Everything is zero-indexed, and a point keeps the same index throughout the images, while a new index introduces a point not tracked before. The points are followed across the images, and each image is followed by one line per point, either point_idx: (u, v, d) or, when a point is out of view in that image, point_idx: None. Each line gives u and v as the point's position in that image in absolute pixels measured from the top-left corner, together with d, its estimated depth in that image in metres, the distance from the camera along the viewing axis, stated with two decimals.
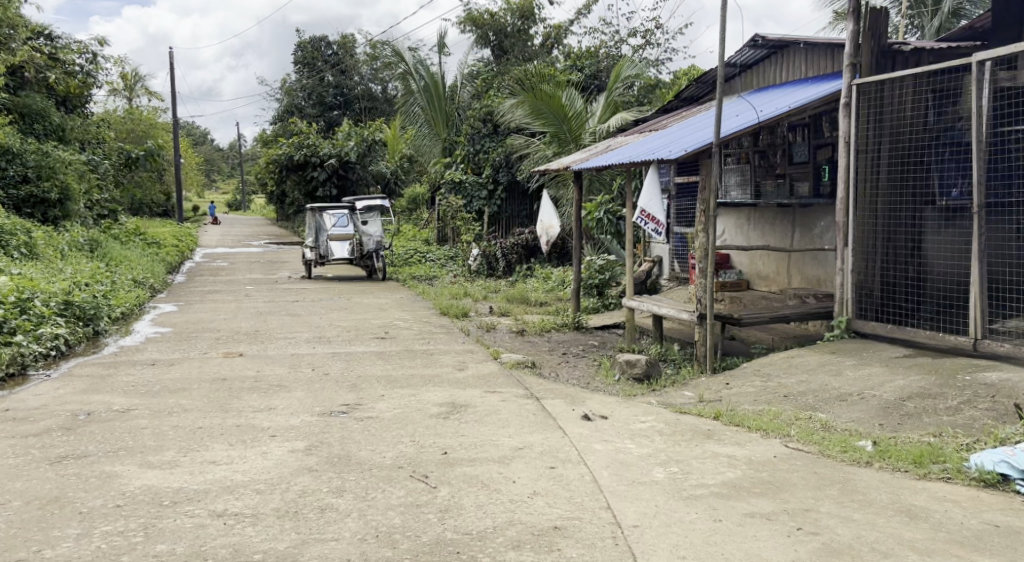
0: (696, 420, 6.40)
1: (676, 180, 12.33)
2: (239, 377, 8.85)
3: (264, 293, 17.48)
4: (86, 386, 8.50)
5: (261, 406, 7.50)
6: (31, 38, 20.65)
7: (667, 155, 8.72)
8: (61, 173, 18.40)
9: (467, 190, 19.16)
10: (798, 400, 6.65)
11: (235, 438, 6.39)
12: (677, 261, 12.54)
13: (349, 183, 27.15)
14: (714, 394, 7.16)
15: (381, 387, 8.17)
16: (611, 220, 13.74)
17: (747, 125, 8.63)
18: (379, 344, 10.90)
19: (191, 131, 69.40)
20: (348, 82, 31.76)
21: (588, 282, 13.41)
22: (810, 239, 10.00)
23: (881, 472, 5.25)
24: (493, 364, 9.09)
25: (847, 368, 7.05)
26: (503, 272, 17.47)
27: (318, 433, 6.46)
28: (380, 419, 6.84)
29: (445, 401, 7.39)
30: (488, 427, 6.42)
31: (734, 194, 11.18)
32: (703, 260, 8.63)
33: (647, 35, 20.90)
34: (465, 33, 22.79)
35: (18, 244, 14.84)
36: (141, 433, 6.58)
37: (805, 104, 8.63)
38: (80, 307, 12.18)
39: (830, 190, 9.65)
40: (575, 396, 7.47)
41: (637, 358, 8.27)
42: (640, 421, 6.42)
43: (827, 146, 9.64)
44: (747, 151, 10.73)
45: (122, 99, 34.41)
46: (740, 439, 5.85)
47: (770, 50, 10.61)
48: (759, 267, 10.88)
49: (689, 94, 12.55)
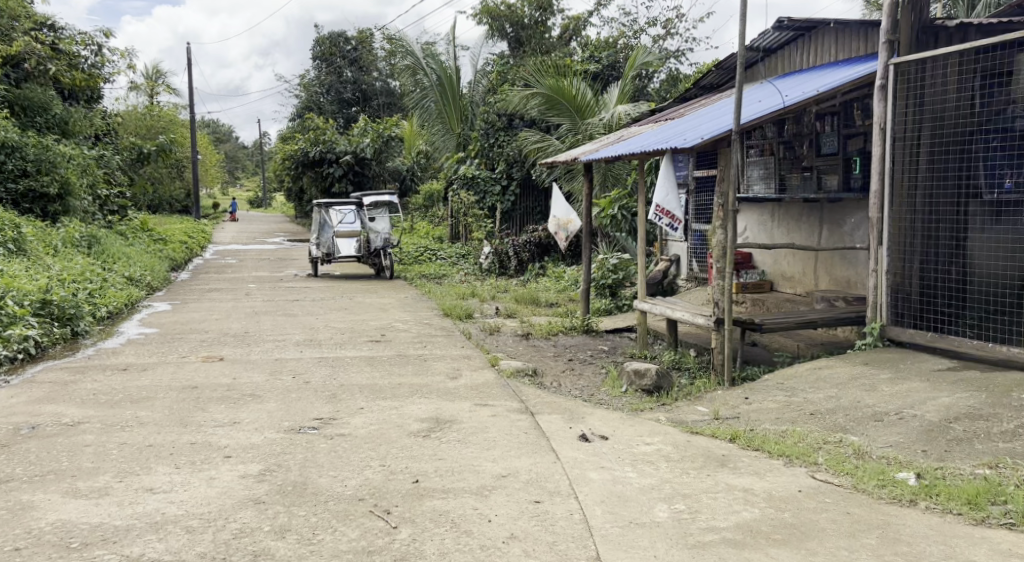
0: (708, 442, 5.58)
1: (694, 174, 11.50)
2: (211, 386, 8.12)
3: (264, 291, 16.77)
4: (43, 395, 7.82)
5: (224, 419, 6.75)
6: (34, 29, 19.90)
7: (682, 144, 7.89)
8: (61, 168, 17.78)
9: (480, 185, 18.36)
10: (826, 419, 5.80)
11: (183, 460, 5.65)
12: (695, 260, 11.66)
13: (364, 179, 26.53)
14: (731, 411, 6.33)
15: (362, 398, 7.39)
16: (626, 216, 13.05)
17: (771, 110, 7.78)
18: (371, 348, 10.14)
19: (216, 127, 69.22)
20: (366, 77, 31.07)
21: (599, 282, 12.55)
22: (838, 237, 9.18)
23: (928, 515, 4.41)
24: (488, 373, 8.28)
25: (883, 383, 6.18)
26: (515, 271, 16.65)
27: (278, 454, 5.70)
28: (352, 437, 6.07)
29: (429, 416, 6.59)
30: (471, 449, 5.62)
31: (757, 189, 10.25)
32: (721, 259, 7.81)
33: (668, 25, 19.98)
34: (481, 25, 21.94)
35: (5, 239, 14.21)
36: (80, 452, 5.85)
37: (835, 87, 7.76)
38: (60, 307, 11.51)
39: (862, 184, 8.82)
40: (573, 411, 6.66)
41: (646, 368, 7.46)
42: (645, 443, 5.60)
43: (860, 135, 8.80)
44: (772, 142, 9.81)
45: (143, 95, 34.01)
46: (760, 468, 5.02)
47: (798, 33, 9.73)
48: (783, 266, 10.00)
49: (709, 81, 11.69)
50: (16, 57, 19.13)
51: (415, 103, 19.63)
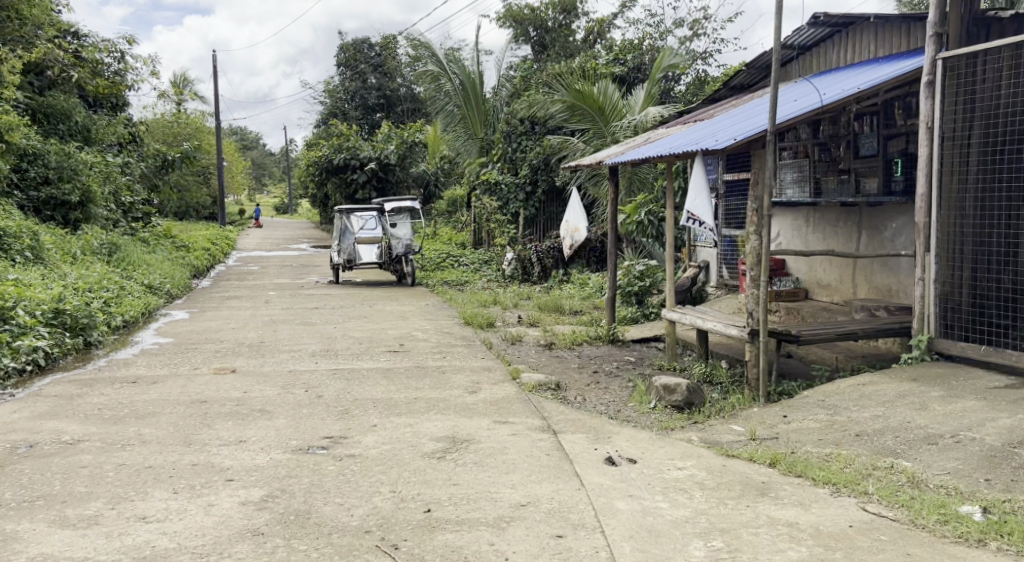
0: (745, 466, 5.18)
1: (724, 177, 11.04)
2: (220, 400, 7.78)
3: (284, 299, 16.45)
4: (47, 410, 7.52)
5: (230, 437, 6.40)
6: (57, 36, 19.50)
7: (714, 144, 7.48)
8: (83, 175, 17.55)
9: (503, 192, 18.09)
10: (873, 441, 5.37)
11: (182, 484, 5.29)
12: (725, 267, 11.21)
13: (388, 185, 26.21)
14: (768, 431, 5.90)
15: (376, 414, 7.01)
16: (652, 222, 12.51)
17: (808, 108, 7.32)
18: (388, 358, 9.77)
19: (244, 134, 69.37)
20: (390, 83, 30.72)
21: (625, 290, 12.10)
22: (879, 242, 8.70)
23: (999, 558, 4.07)
24: (509, 387, 7.87)
25: (934, 402, 5.74)
26: (538, 277, 16.27)
27: (283, 478, 5.34)
28: (363, 458, 5.70)
29: (445, 435, 6.20)
30: (488, 473, 5.24)
31: (791, 192, 9.76)
32: (755, 267, 7.37)
33: (694, 26, 19.56)
34: (505, 29, 21.61)
35: (23, 247, 13.99)
36: (75, 474, 5.52)
37: (878, 85, 7.28)
38: (73, 317, 11.25)
39: (904, 187, 8.33)
40: (598, 430, 6.24)
41: (676, 383, 7.05)
42: (677, 467, 5.20)
43: (902, 136, 8.31)
44: (807, 144, 9.36)
45: (169, 102, 33.97)
46: (804, 499, 4.65)
47: (834, 29, 9.26)
48: (819, 273, 9.52)
49: (740, 81, 11.23)
50: (39, 65, 18.96)
51: (437, 108, 19.27)
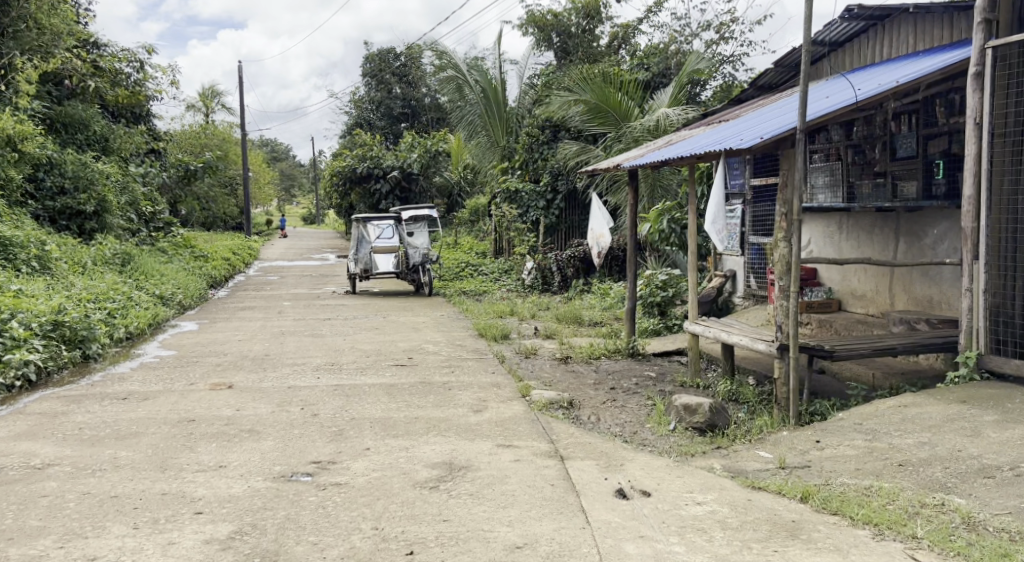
0: (773, 502, 4.68)
1: (751, 183, 10.40)
2: (209, 419, 7.27)
3: (298, 310, 15.97)
4: (25, 430, 7.03)
5: (209, 462, 5.88)
6: (77, 46, 19.18)
7: (739, 144, 6.88)
8: (98, 185, 17.12)
9: (524, 200, 17.39)
10: (920, 473, 4.85)
11: (145, 516, 4.78)
12: (753, 276, 10.60)
13: (411, 195, 25.76)
14: (799, 457, 5.31)
15: (372, 436, 6.48)
16: (676, 230, 11.81)
17: (842, 105, 6.73)
18: (393, 374, 9.22)
19: (276, 147, 69.56)
20: (415, 93, 30.29)
21: (647, 300, 11.49)
22: (918, 250, 8.09)
23: None
24: (517, 406, 7.30)
25: (988, 427, 5.19)
26: (559, 287, 15.69)
27: (257, 510, 4.82)
28: (350, 487, 5.18)
29: (441, 460, 5.64)
30: (488, 506, 4.75)
31: (821, 197, 9.10)
32: (784, 277, 6.77)
33: (722, 29, 18.94)
34: (528, 36, 21.07)
35: (29, 256, 13.54)
36: (32, 505, 5.01)
37: (920, 78, 6.67)
38: (72, 329, 10.77)
39: (946, 191, 7.73)
40: (611, 455, 5.67)
41: (698, 402, 6.47)
42: (697, 503, 4.70)
43: (943, 135, 7.70)
44: (839, 146, 8.74)
45: (196, 114, 33.77)
46: (841, 543, 4.25)
47: (869, 23, 8.66)
48: (853, 282, 8.88)
49: (768, 81, 10.61)
50: (59, 75, 18.64)
51: (458, 117, 18.75)
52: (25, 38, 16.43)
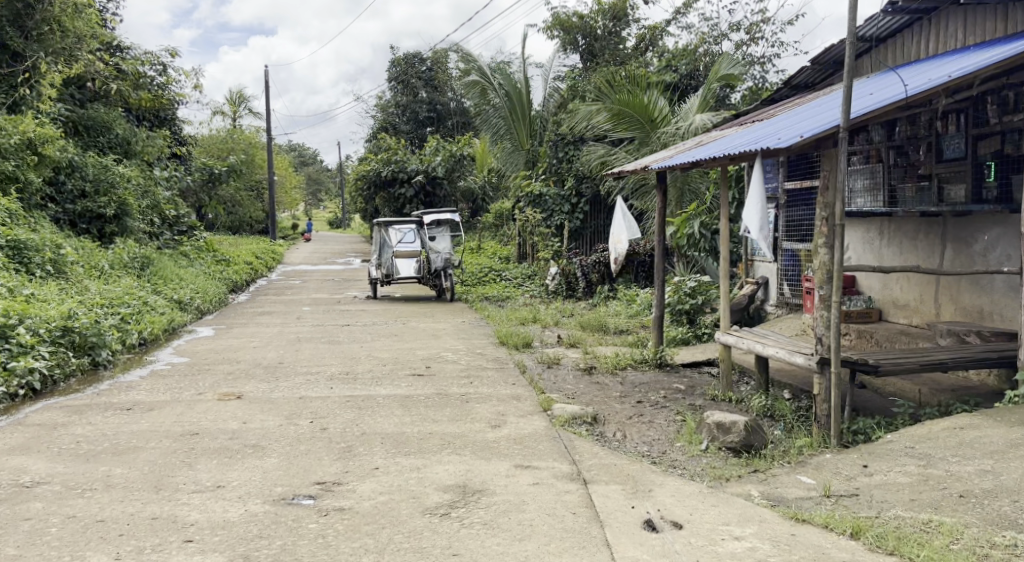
0: (821, 538, 4.27)
1: (785, 186, 9.93)
2: (213, 433, 6.88)
3: (317, 315, 15.60)
4: (19, 443, 6.67)
5: (207, 482, 5.49)
6: (100, 49, 18.83)
7: (777, 144, 6.42)
8: (119, 188, 16.82)
9: (547, 203, 16.99)
10: (984, 508, 4.42)
11: (130, 546, 4.47)
12: (786, 284, 10.10)
13: (436, 199, 25.34)
14: (845, 484, 4.86)
15: (382, 453, 6.06)
16: (705, 235, 11.39)
17: (888, 101, 6.26)
18: (409, 384, 8.79)
19: (303, 151, 69.57)
20: (441, 97, 29.92)
21: (675, 307, 11.03)
22: (967, 258, 7.55)
23: None
24: (538, 421, 6.85)
25: None
26: (584, 293, 15.25)
27: (252, 539, 4.49)
28: (355, 512, 4.79)
29: (454, 483, 5.22)
30: (507, 538, 4.37)
31: (860, 202, 8.60)
32: (825, 285, 6.28)
33: (752, 30, 18.42)
34: (554, 38, 20.60)
35: (44, 260, 13.25)
36: (13, 529, 4.66)
37: (975, 72, 6.18)
38: (82, 335, 10.42)
39: (998, 195, 7.24)
40: (639, 479, 5.22)
41: (732, 420, 6.00)
42: (735, 540, 4.29)
43: (995, 135, 7.21)
44: (881, 146, 8.27)
45: (224, 119, 33.61)
46: None
47: (913, 16, 8.18)
48: (895, 290, 8.36)
49: (803, 80, 10.14)
50: (81, 78, 18.32)
51: (482, 121, 18.31)
52: (48, 41, 15.66)
